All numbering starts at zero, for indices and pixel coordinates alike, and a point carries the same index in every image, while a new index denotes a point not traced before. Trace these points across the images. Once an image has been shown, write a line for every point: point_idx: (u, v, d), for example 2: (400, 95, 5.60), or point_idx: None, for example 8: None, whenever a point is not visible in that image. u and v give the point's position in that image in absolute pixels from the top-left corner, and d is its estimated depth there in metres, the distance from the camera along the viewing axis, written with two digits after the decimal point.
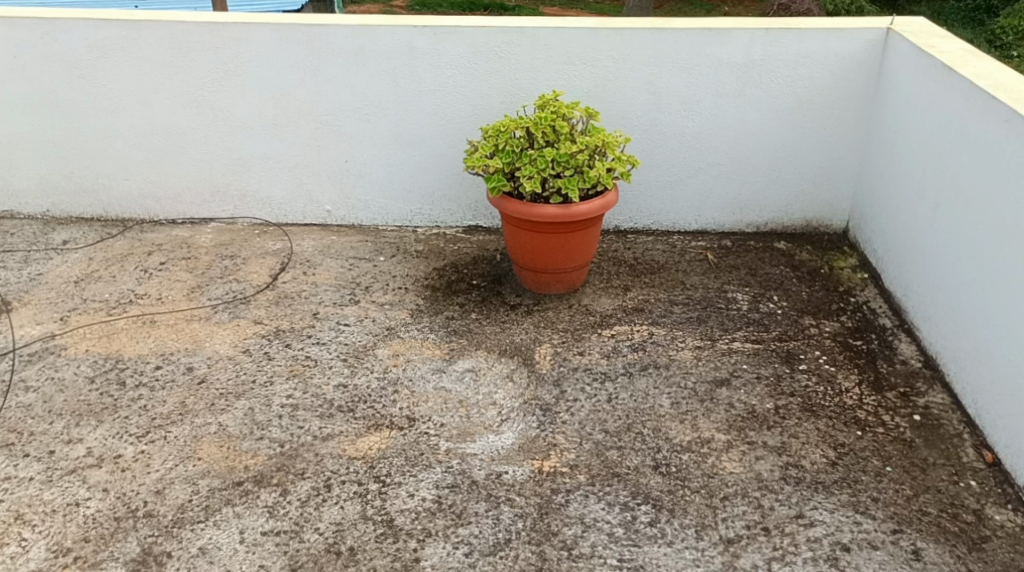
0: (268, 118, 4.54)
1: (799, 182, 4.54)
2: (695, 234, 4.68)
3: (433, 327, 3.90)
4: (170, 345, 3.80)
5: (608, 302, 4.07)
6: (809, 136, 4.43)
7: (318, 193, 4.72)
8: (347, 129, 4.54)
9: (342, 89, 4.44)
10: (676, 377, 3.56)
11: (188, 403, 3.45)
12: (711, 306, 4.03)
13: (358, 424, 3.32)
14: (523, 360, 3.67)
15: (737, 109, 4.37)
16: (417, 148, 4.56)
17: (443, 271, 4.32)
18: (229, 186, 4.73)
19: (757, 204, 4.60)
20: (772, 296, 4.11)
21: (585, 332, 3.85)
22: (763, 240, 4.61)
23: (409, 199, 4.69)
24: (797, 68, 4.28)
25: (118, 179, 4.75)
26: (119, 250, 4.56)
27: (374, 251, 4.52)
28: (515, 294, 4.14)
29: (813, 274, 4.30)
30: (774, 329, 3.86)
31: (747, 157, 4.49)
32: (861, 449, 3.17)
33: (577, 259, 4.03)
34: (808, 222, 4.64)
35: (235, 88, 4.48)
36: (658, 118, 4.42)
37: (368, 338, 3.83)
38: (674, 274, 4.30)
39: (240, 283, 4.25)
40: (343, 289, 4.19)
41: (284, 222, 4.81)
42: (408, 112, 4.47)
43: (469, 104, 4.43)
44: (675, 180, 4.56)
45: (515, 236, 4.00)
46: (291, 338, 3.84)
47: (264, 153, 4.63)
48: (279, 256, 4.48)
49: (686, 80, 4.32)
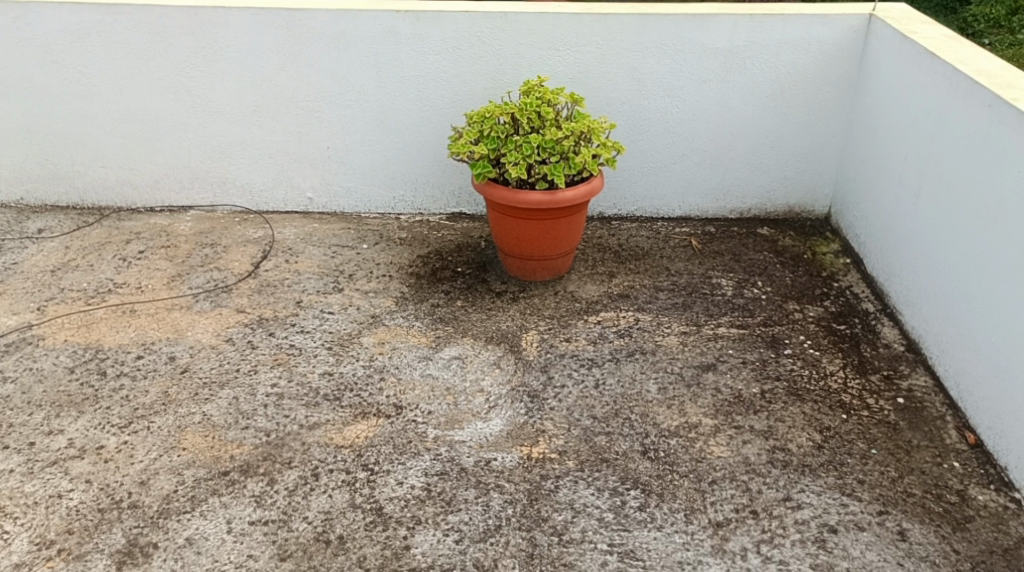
0: (247, 104, 4.48)
1: (781, 167, 4.55)
2: (679, 220, 4.68)
3: (418, 315, 3.87)
4: (151, 334, 3.75)
5: (593, 288, 4.06)
6: (792, 122, 4.44)
7: (299, 180, 4.67)
8: (328, 115, 4.49)
9: (322, 74, 4.39)
10: (663, 362, 3.56)
11: (171, 393, 3.41)
12: (696, 292, 4.04)
13: (345, 412, 3.30)
14: (510, 347, 3.66)
15: (720, 94, 4.37)
16: (399, 134, 4.52)
17: (427, 259, 4.30)
18: (209, 173, 4.67)
19: (740, 190, 4.61)
20: (756, 282, 4.12)
21: (571, 318, 3.85)
22: (746, 226, 4.62)
23: (391, 186, 4.65)
24: (780, 54, 4.28)
25: (95, 166, 4.68)
26: (96, 239, 4.49)
27: (357, 239, 4.48)
28: (501, 281, 4.13)
29: (796, 259, 4.31)
30: (758, 314, 3.86)
31: (730, 143, 4.50)
32: (846, 432, 3.18)
33: (562, 245, 4.02)
34: (791, 208, 4.65)
35: (214, 73, 4.41)
36: (641, 104, 4.40)
37: (353, 326, 3.80)
38: (658, 260, 4.30)
39: (221, 271, 4.20)
40: (326, 278, 4.15)
41: (264, 210, 4.76)
42: (390, 98, 4.43)
43: (451, 90, 4.39)
44: (659, 166, 4.55)
45: (501, 223, 3.98)
46: (274, 327, 3.80)
47: (244, 139, 4.57)
48: (260, 244, 4.43)
49: (670, 65, 4.31)
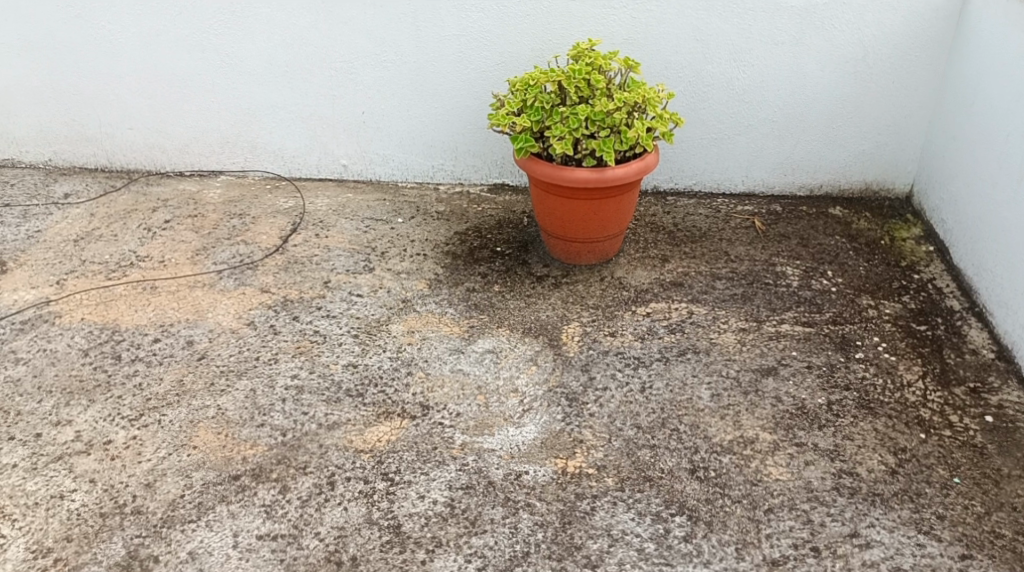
0: (279, 64, 4.19)
1: (859, 141, 4.12)
2: (742, 196, 4.29)
3: (453, 301, 3.60)
4: (171, 315, 3.52)
5: (643, 275, 3.73)
6: (874, 91, 4.00)
7: (334, 146, 4.39)
8: (365, 77, 4.18)
9: (359, 33, 4.07)
10: (717, 365, 3.24)
11: (186, 382, 3.17)
12: (758, 282, 3.68)
13: (368, 411, 3.05)
14: (549, 341, 3.37)
15: (794, 59, 3.94)
16: (440, 99, 4.19)
17: (465, 237, 4.02)
18: (240, 137, 4.41)
19: (811, 165, 4.19)
20: (825, 271, 3.74)
21: (618, 310, 3.54)
22: (816, 206, 4.21)
23: (431, 155, 4.35)
24: (863, 15, 3.83)
25: (123, 128, 4.45)
26: (123, 206, 4.28)
27: (392, 212, 4.21)
28: (543, 263, 3.82)
29: (872, 246, 3.91)
30: (827, 311, 3.51)
31: (803, 113, 4.07)
32: (925, 455, 2.84)
33: (611, 227, 3.69)
34: (867, 186, 4.22)
35: (244, 31, 4.13)
36: (704, 69, 4.00)
37: (382, 312, 3.54)
38: (717, 243, 3.94)
39: (247, 246, 3.96)
40: (357, 256, 3.89)
41: (298, 177, 4.50)
42: (431, 60, 4.10)
43: (496, 51, 4.04)
44: (722, 138, 4.15)
45: (543, 202, 3.66)
46: (299, 310, 3.55)
47: (275, 102, 4.29)
48: (291, 216, 4.18)
49: (738, 26, 3.89)
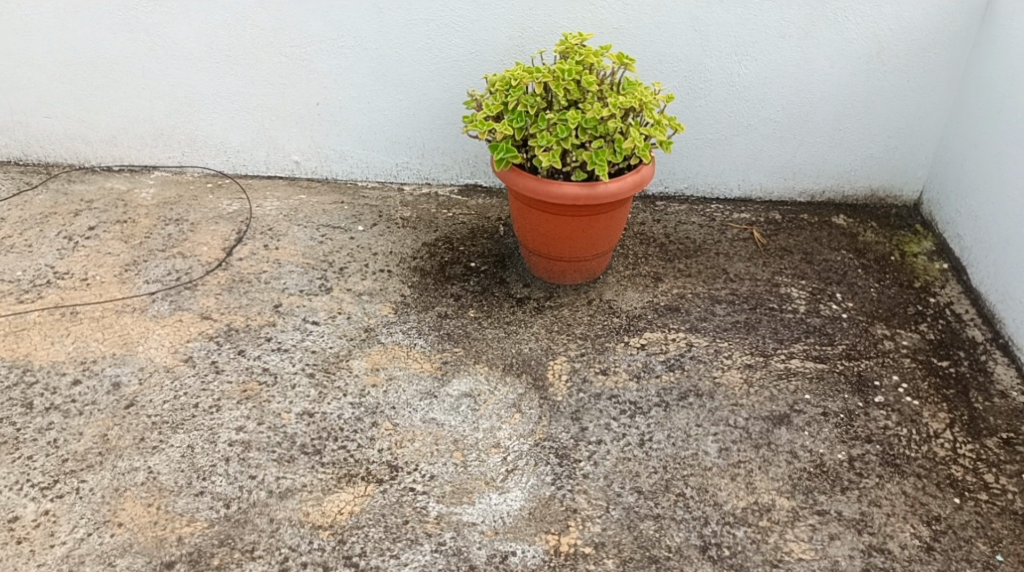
0: (220, 49, 3.67)
1: (867, 144, 3.75)
2: (738, 201, 3.90)
3: (422, 330, 3.18)
4: (93, 349, 3.04)
5: (634, 298, 3.35)
6: (888, 90, 3.62)
7: (284, 140, 3.89)
8: (319, 65, 3.68)
9: (312, 15, 3.57)
10: (723, 412, 2.87)
11: (111, 437, 2.72)
12: (762, 307, 3.31)
13: (327, 474, 2.64)
14: (533, 381, 2.97)
15: (802, 54, 3.54)
16: (405, 90, 3.71)
17: (434, 249, 3.59)
18: (175, 128, 3.88)
19: (814, 169, 3.82)
20: (834, 294, 3.39)
21: (609, 341, 3.15)
22: (819, 214, 3.85)
23: (394, 151, 3.88)
24: (881, 6, 3.44)
25: (38, 116, 3.88)
26: (39, 208, 3.73)
27: (351, 217, 3.75)
28: (523, 283, 3.41)
29: (882, 263, 3.56)
30: (839, 343, 3.15)
31: (808, 113, 3.68)
32: (962, 526, 2.54)
33: (600, 245, 3.28)
34: (873, 192, 3.87)
35: (178, 10, 3.59)
36: (702, 63, 3.58)
37: (340, 344, 3.11)
38: (713, 259, 3.57)
39: (185, 260, 3.48)
40: (310, 273, 3.43)
41: (243, 174, 3.99)
42: (394, 47, 3.61)
43: (469, 39, 3.57)
44: (718, 138, 3.75)
45: (524, 216, 3.24)
46: (245, 342, 3.09)
47: (216, 90, 3.77)
48: (235, 222, 3.70)
49: (742, 17, 3.47)
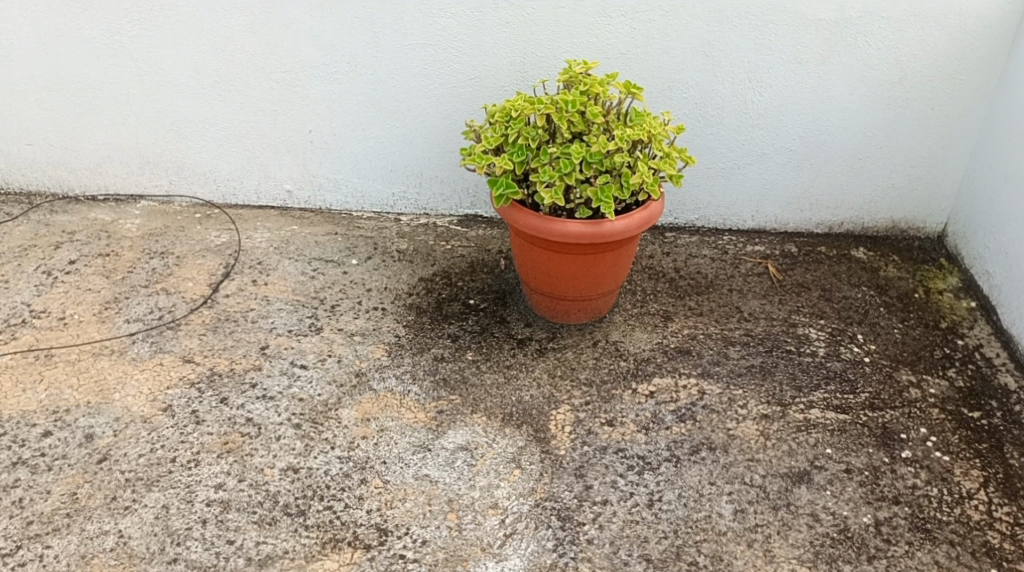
0: (208, 75, 3.50)
1: (889, 174, 3.56)
2: (752, 233, 3.71)
3: (417, 375, 2.99)
4: (67, 396, 2.86)
5: (642, 339, 3.16)
6: (910, 117, 3.43)
7: (275, 168, 3.71)
8: (312, 91, 3.51)
9: (304, 39, 3.40)
10: (738, 468, 2.67)
11: (80, 497, 2.55)
12: (779, 350, 3.12)
13: (311, 539, 2.46)
14: (534, 433, 2.78)
15: (820, 80, 3.36)
16: (401, 117, 3.54)
17: (431, 285, 3.40)
18: (162, 156, 3.71)
19: (832, 200, 3.63)
20: (855, 335, 3.19)
21: (616, 388, 2.96)
22: (837, 246, 3.65)
23: (390, 180, 3.70)
24: (903, 30, 3.25)
25: (19, 143, 3.71)
26: (18, 240, 3.56)
27: (345, 250, 3.57)
28: (525, 322, 3.22)
29: (905, 301, 3.37)
30: (862, 391, 2.95)
31: (826, 142, 3.50)
32: None
33: (606, 284, 3.09)
34: (895, 223, 3.67)
35: (164, 34, 3.42)
36: (714, 89, 3.39)
37: (329, 391, 2.91)
38: (726, 296, 3.37)
39: (168, 297, 3.30)
40: (300, 311, 3.25)
41: (233, 203, 3.81)
42: (390, 72, 3.44)
43: (468, 64, 3.39)
44: (731, 167, 3.56)
45: (526, 253, 3.05)
46: (228, 389, 2.91)
47: (204, 117, 3.60)
48: (223, 255, 3.52)
49: (756, 41, 3.28)
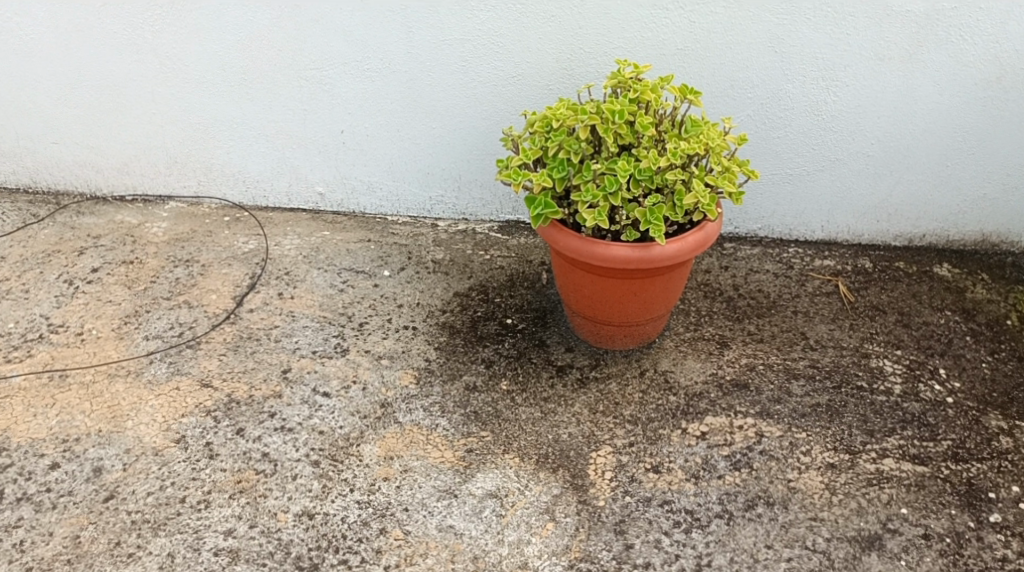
0: (234, 71, 3.28)
1: (980, 183, 3.18)
2: (821, 245, 3.37)
3: (446, 408, 2.75)
4: (77, 423, 2.70)
5: (695, 369, 2.87)
6: (1008, 121, 3.05)
7: (306, 170, 3.49)
8: (343, 89, 3.27)
9: (334, 35, 3.14)
10: (800, 530, 2.41)
11: (83, 541, 2.39)
12: (848, 387, 2.80)
13: None
14: (572, 479, 2.54)
15: (904, 80, 2.99)
16: (439, 118, 3.28)
17: (467, 301, 3.16)
18: (190, 156, 3.52)
19: (913, 211, 3.27)
20: (936, 370, 2.86)
21: (664, 427, 2.69)
22: (917, 262, 3.29)
23: (427, 183, 3.46)
24: (1005, 23, 2.87)
25: (45, 142, 3.55)
26: (42, 245, 3.41)
27: (377, 260, 3.34)
28: (566, 346, 2.96)
29: (996, 329, 3.02)
30: (943, 438, 2.64)
31: (909, 147, 3.13)
32: None
33: (656, 309, 2.80)
34: (984, 236, 3.30)
35: (188, 29, 3.20)
36: (783, 89, 3.04)
37: (351, 423, 2.70)
38: (791, 319, 3.06)
39: (190, 310, 3.11)
40: (325, 330, 3.04)
41: (264, 205, 3.62)
42: (427, 69, 3.17)
43: (511, 61, 3.11)
44: (800, 174, 3.22)
45: (567, 275, 2.78)
46: (245, 418, 2.71)
47: (231, 115, 3.39)
48: (249, 264, 3.32)
49: (833, 36, 2.92)
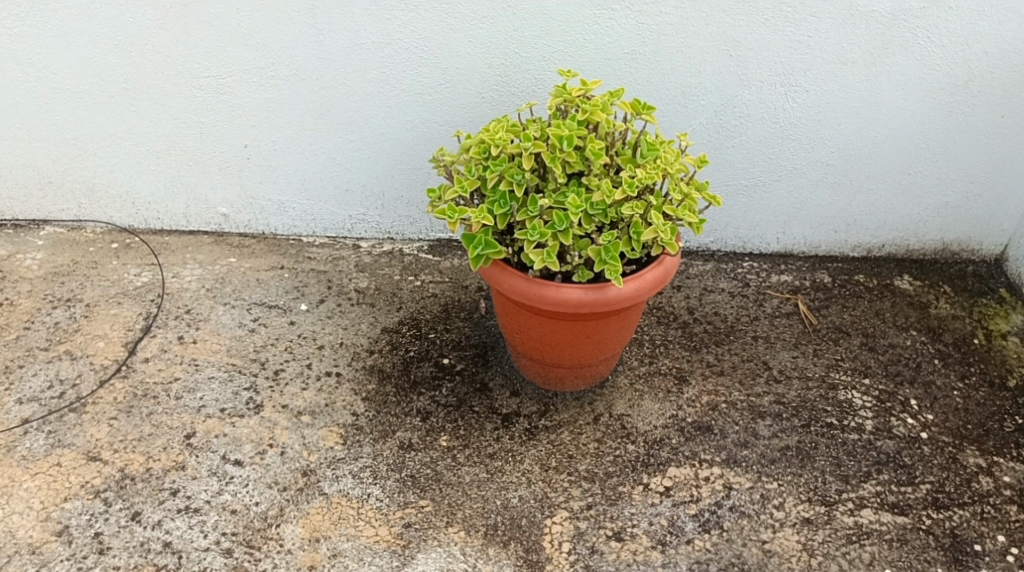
0: (113, 79, 2.83)
1: (943, 191, 2.98)
2: (776, 258, 3.13)
3: (378, 473, 2.43)
4: None
5: (653, 410, 2.61)
6: (974, 127, 2.85)
7: (206, 188, 3.07)
8: (244, 100, 2.85)
9: (232, 39, 2.73)
10: None
11: None
12: (818, 425, 2.58)
13: None
14: (524, 555, 2.27)
15: (867, 85, 2.75)
16: (357, 130, 2.90)
17: (396, 339, 2.81)
18: (66, 175, 3.05)
19: (873, 220, 3.05)
20: (908, 401, 2.66)
21: (624, 483, 2.42)
22: (877, 274, 3.08)
23: (346, 201, 3.08)
24: (975, 24, 2.65)
25: None
26: None
27: (293, 291, 2.96)
28: (510, 390, 2.65)
29: (964, 350, 2.83)
30: (922, 481, 2.44)
31: (870, 155, 2.91)
32: None
33: (609, 348, 2.51)
34: (945, 245, 3.11)
35: (55, 32, 2.74)
36: (739, 96, 2.77)
37: (269, 498, 2.36)
38: (752, 346, 2.82)
39: (73, 363, 2.69)
40: (235, 381, 2.66)
41: (158, 228, 3.17)
42: (340, 77, 2.79)
43: (437, 67, 2.75)
44: (756, 185, 2.96)
45: (511, 314, 2.46)
46: (142, 499, 2.34)
47: (113, 130, 2.94)
48: (142, 302, 2.90)
49: (792, 39, 2.66)
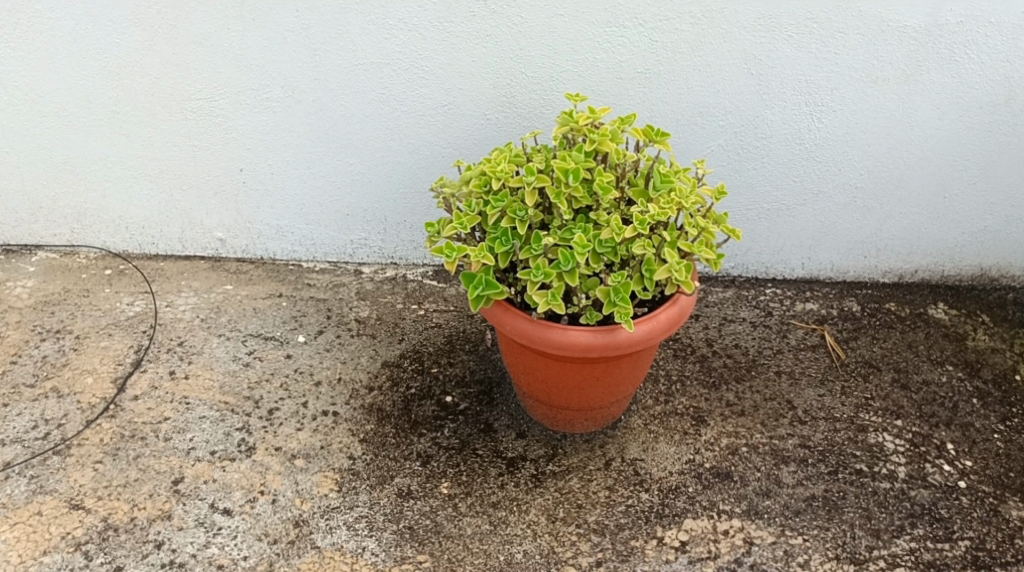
0: (101, 101, 2.70)
1: (981, 215, 2.79)
2: (801, 284, 2.94)
3: (375, 524, 2.29)
4: None
5: (668, 455, 2.44)
6: (1015, 147, 2.65)
7: (201, 213, 2.94)
8: (238, 122, 2.71)
9: (223, 60, 2.59)
10: None
11: None
12: (846, 472, 2.40)
13: None
14: None
15: (899, 104, 2.57)
16: (357, 153, 2.75)
17: (397, 374, 2.66)
18: (57, 200, 2.93)
19: (905, 245, 2.86)
20: (944, 445, 2.48)
21: (636, 537, 2.26)
22: (910, 302, 2.89)
23: (346, 226, 2.93)
24: (1017, 39, 2.46)
25: None
26: None
27: (291, 322, 2.83)
28: (516, 431, 2.50)
29: (1004, 387, 2.64)
30: (959, 537, 2.27)
31: (902, 177, 2.72)
32: None
33: (621, 390, 2.35)
34: (982, 270, 2.92)
35: (39, 54, 2.62)
36: (761, 116, 2.59)
37: (259, 552, 2.23)
38: (775, 383, 2.64)
39: (59, 401, 2.56)
40: (227, 421, 2.52)
41: (153, 253, 3.05)
42: (337, 98, 2.64)
43: (439, 88, 2.59)
44: (780, 208, 2.77)
45: (516, 354, 2.30)
46: (126, 553, 2.22)
47: (103, 154, 2.82)
48: (134, 333, 2.77)
49: (818, 55, 2.48)
